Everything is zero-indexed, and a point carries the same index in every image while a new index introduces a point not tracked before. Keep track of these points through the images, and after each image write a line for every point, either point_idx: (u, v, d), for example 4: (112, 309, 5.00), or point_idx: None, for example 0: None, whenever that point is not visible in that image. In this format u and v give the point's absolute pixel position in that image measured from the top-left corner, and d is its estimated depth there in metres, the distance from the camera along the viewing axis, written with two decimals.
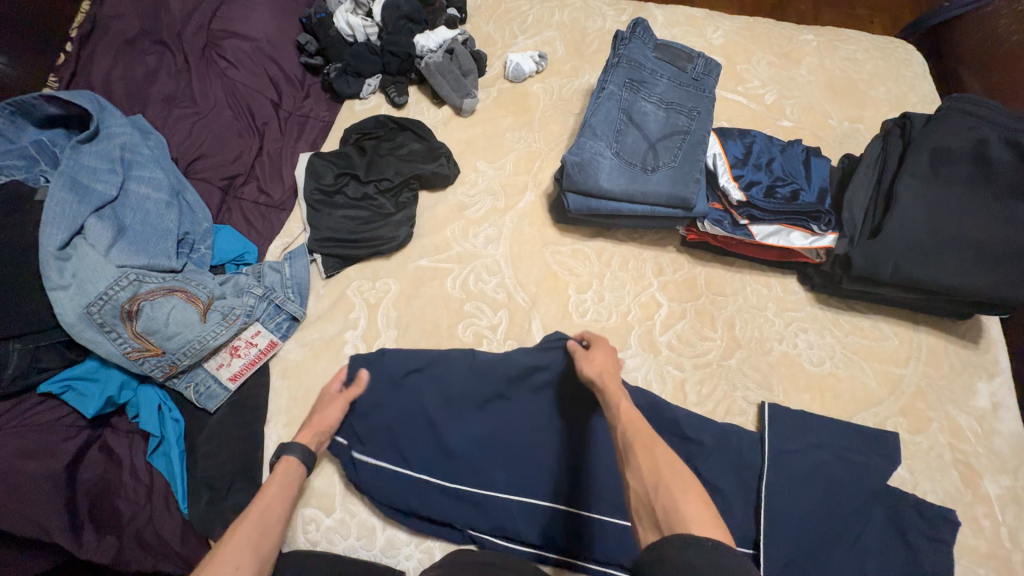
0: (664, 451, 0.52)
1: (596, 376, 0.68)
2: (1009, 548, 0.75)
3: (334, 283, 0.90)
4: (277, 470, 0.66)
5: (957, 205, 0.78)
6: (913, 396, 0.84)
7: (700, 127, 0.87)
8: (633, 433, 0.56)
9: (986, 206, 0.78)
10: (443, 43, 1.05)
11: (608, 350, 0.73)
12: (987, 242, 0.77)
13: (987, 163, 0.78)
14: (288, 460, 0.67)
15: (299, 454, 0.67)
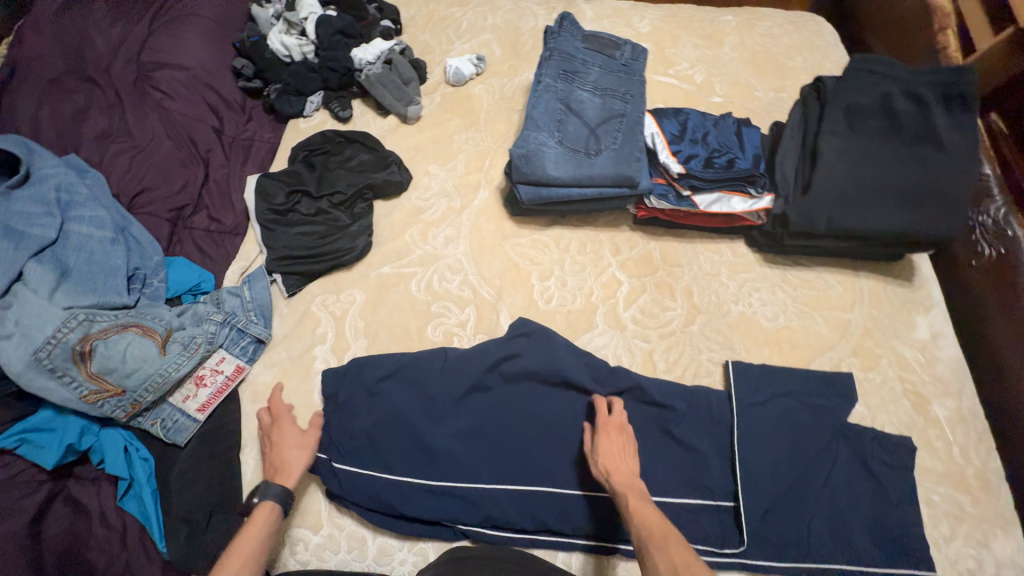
0: (683, 554, 0.57)
1: (603, 467, 0.71)
2: (960, 463, 0.81)
3: (297, 301, 0.90)
4: (256, 512, 0.65)
5: (875, 155, 0.85)
6: (862, 337, 0.90)
7: (635, 109, 0.91)
8: (650, 534, 0.60)
9: (900, 154, 0.85)
10: (380, 54, 1.06)
11: (615, 434, 0.74)
12: (904, 186, 0.83)
13: (894, 114, 0.85)
14: (268, 502, 0.66)
15: (276, 493, 0.67)
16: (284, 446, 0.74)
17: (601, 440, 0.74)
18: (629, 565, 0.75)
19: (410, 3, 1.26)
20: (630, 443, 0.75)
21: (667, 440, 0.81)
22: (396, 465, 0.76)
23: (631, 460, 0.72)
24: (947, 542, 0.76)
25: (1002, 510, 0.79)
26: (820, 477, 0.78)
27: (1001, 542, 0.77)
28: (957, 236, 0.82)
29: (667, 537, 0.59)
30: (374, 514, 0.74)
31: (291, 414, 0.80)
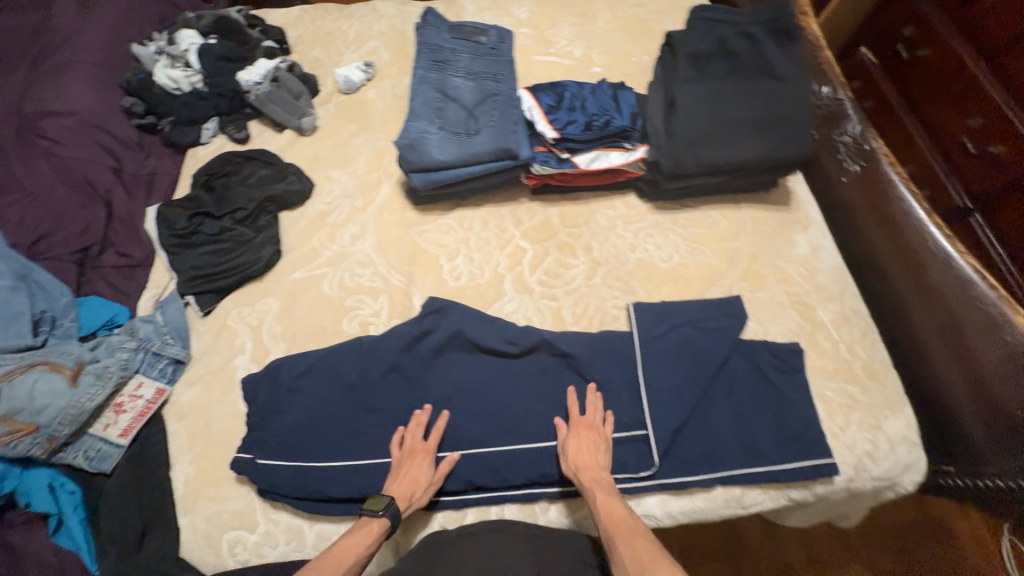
0: (644, 543, 0.64)
1: (575, 464, 0.76)
2: (847, 358, 0.88)
3: (213, 318, 0.92)
4: (369, 519, 0.70)
5: (726, 93, 0.91)
6: (749, 262, 0.97)
7: (507, 87, 0.98)
8: (616, 527, 0.67)
9: (748, 88, 0.91)
10: (265, 74, 1.10)
11: (589, 434, 0.79)
12: (756, 116, 0.90)
13: (735, 54, 0.93)
14: (383, 520, 0.70)
15: (392, 516, 0.70)
16: (415, 479, 0.75)
17: (573, 438, 0.79)
18: (559, 506, 0.80)
19: (298, 22, 1.31)
20: (602, 439, 0.79)
21: (579, 384, 0.86)
22: (322, 452, 0.79)
23: (599, 458, 0.77)
24: (844, 430, 0.83)
25: (890, 393, 0.86)
26: (722, 392, 0.85)
27: (892, 421, 0.84)
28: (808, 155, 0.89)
29: (629, 529, 0.66)
30: (307, 502, 0.77)
31: (215, 424, 0.83)
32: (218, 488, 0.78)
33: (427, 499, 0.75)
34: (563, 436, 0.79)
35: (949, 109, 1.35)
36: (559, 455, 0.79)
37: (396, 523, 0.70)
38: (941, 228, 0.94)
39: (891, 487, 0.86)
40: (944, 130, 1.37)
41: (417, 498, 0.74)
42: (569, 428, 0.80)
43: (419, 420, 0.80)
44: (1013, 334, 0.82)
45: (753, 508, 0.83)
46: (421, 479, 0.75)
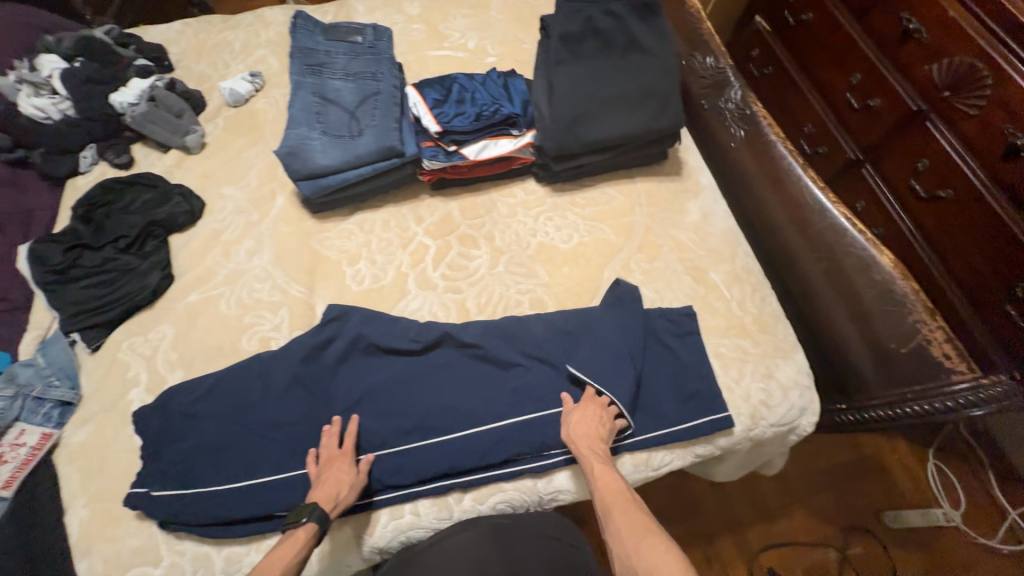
0: (636, 516, 0.69)
1: (574, 440, 0.79)
2: (739, 315, 0.93)
3: (103, 352, 0.88)
4: (293, 529, 0.69)
5: (596, 71, 0.95)
6: (644, 234, 1.00)
7: (386, 84, 0.99)
8: (610, 497, 0.72)
9: (617, 66, 0.96)
10: (141, 93, 1.07)
11: (596, 409, 0.81)
12: (627, 91, 0.94)
13: (603, 34, 0.97)
14: (309, 526, 0.69)
15: (317, 520, 0.69)
16: (338, 481, 0.75)
17: (576, 413, 0.82)
18: (474, 495, 0.81)
19: (180, 37, 1.26)
20: (602, 413, 0.81)
21: (486, 373, 0.87)
22: (224, 475, 0.77)
23: (601, 432, 0.79)
24: (738, 383, 0.87)
25: (781, 343, 0.91)
26: (624, 363, 0.87)
27: (783, 369, 0.89)
28: (681, 121, 0.95)
29: (624, 503, 0.71)
30: (212, 528, 0.75)
31: (111, 462, 0.80)
32: (116, 527, 0.75)
33: (354, 498, 0.75)
34: (567, 412, 0.82)
35: (833, 68, 1.40)
36: (561, 429, 0.82)
37: (324, 526, 0.70)
38: (815, 182, 1.01)
39: (792, 431, 0.91)
40: (832, 88, 1.42)
41: (344, 499, 0.73)
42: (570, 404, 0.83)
43: (333, 429, 0.79)
44: (880, 273, 0.89)
45: (664, 469, 0.86)
46: (342, 482, 0.74)
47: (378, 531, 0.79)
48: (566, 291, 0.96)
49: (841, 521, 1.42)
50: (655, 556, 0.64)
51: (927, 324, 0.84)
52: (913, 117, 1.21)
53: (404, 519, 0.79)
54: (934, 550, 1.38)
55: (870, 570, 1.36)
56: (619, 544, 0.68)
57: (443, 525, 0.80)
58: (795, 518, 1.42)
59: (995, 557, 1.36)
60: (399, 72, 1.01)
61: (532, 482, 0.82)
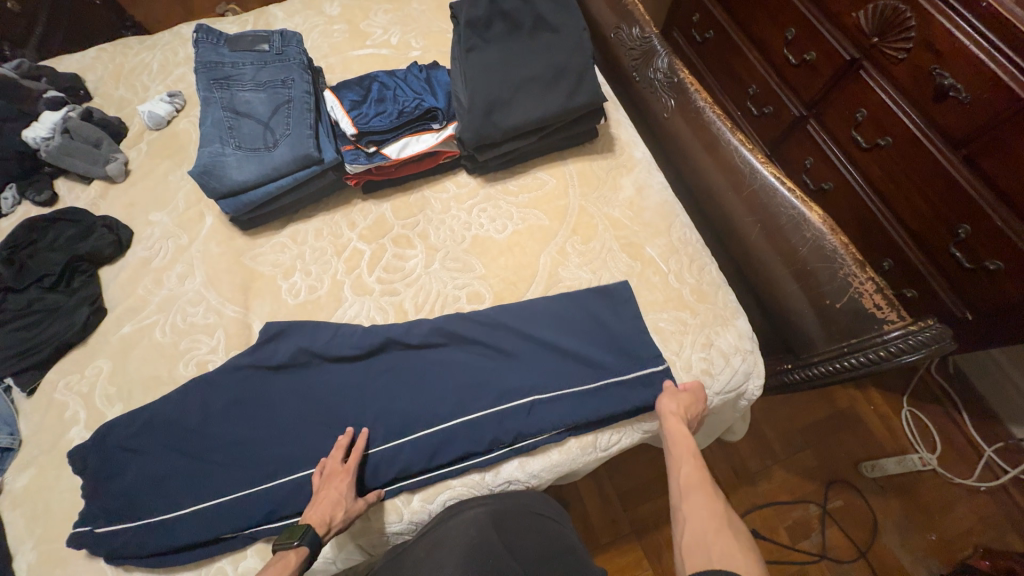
0: (713, 505, 0.66)
1: (670, 419, 0.78)
2: (677, 286, 0.92)
3: (40, 394, 0.87)
4: (285, 550, 0.68)
5: (507, 57, 0.96)
6: (579, 215, 0.99)
7: (298, 90, 0.98)
8: (686, 482, 0.70)
9: (528, 50, 0.97)
10: (53, 126, 1.04)
11: (692, 397, 0.81)
12: (539, 73, 0.95)
13: (509, 18, 0.97)
14: (301, 551, 0.68)
15: (309, 544, 0.68)
16: (331, 502, 0.72)
17: (678, 393, 0.81)
18: (423, 497, 0.81)
19: (96, 64, 1.22)
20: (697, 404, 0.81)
21: (425, 373, 0.86)
22: (167, 504, 0.77)
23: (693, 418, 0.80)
24: (679, 354, 0.87)
25: (720, 310, 0.91)
26: (564, 348, 0.86)
27: (723, 336, 0.89)
28: (599, 97, 0.95)
29: (702, 493, 0.68)
30: (161, 558, 0.75)
31: (55, 503, 0.79)
32: (63, 567, 0.75)
33: (347, 521, 0.73)
34: (667, 390, 0.82)
35: (769, 23, 1.27)
36: (654, 403, 0.82)
37: (314, 550, 0.69)
38: (745, 145, 0.98)
39: (741, 396, 0.91)
40: (769, 43, 1.30)
41: (337, 523, 0.71)
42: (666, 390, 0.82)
43: (341, 446, 0.78)
44: (811, 231, 0.88)
45: (614, 448, 0.87)
46: (341, 500, 0.73)
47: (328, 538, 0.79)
48: (503, 281, 0.94)
49: (821, 477, 1.36)
50: (727, 546, 0.60)
51: (859, 278, 0.83)
52: (847, 68, 1.12)
53: (355, 527, 0.79)
54: (914, 498, 1.33)
55: (855, 525, 1.30)
56: (691, 525, 0.64)
57: (394, 528, 0.80)
58: (772, 479, 1.36)
59: (974, 499, 1.31)
60: (310, 76, 1.01)
61: (479, 477, 0.82)
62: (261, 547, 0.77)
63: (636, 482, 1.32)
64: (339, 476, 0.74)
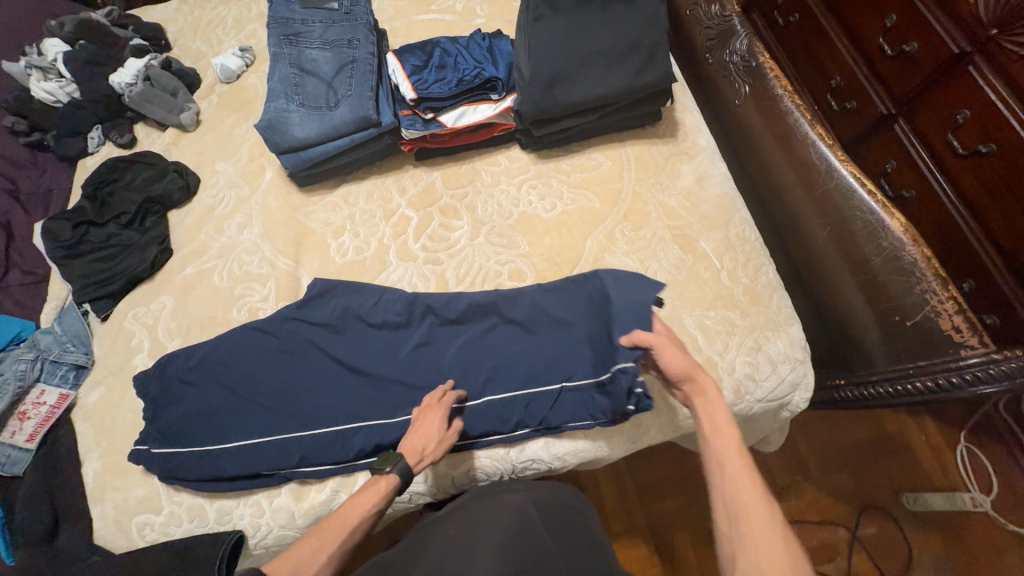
0: (767, 530, 0.56)
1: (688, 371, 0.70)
2: (729, 285, 0.88)
3: (111, 321, 0.95)
4: (379, 475, 0.71)
5: (575, 29, 0.92)
6: (632, 201, 0.95)
7: (363, 51, 0.98)
8: (734, 499, 0.59)
9: (598, 22, 0.92)
10: (137, 73, 1.11)
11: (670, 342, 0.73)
12: (607, 48, 0.90)
13: None
14: (392, 480, 0.71)
15: (400, 472, 0.71)
16: (427, 433, 0.75)
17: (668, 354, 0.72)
18: (447, 462, 0.83)
19: (177, 16, 1.27)
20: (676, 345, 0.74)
21: (460, 344, 0.86)
22: (213, 436, 0.82)
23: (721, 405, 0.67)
24: (723, 355, 0.83)
25: (772, 314, 0.86)
26: (596, 334, 0.83)
27: (773, 342, 0.84)
28: (668, 78, 0.90)
29: (753, 511, 0.57)
30: (204, 483, 0.81)
31: (119, 421, 0.87)
32: (123, 479, 0.83)
33: (437, 456, 0.75)
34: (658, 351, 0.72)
35: (864, 3, 1.06)
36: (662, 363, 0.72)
37: (405, 478, 0.72)
38: (825, 139, 0.89)
39: (783, 406, 0.87)
40: (856, 27, 1.09)
41: (428, 455, 0.74)
42: (651, 341, 0.73)
43: (442, 389, 0.79)
44: (889, 239, 0.80)
45: (642, 441, 0.86)
46: (435, 437, 0.75)
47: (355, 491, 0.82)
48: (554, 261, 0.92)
49: (856, 501, 1.29)
50: None
51: (937, 296, 0.75)
52: (953, 62, 0.93)
53: None
54: (958, 539, 1.23)
55: (886, 556, 1.23)
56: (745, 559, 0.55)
57: (418, 487, 0.82)
58: (802, 497, 1.30)
59: None
60: (375, 37, 1.01)
61: (504, 451, 0.83)
62: (295, 487, 0.82)
63: (656, 479, 1.31)
64: (434, 410, 0.77)
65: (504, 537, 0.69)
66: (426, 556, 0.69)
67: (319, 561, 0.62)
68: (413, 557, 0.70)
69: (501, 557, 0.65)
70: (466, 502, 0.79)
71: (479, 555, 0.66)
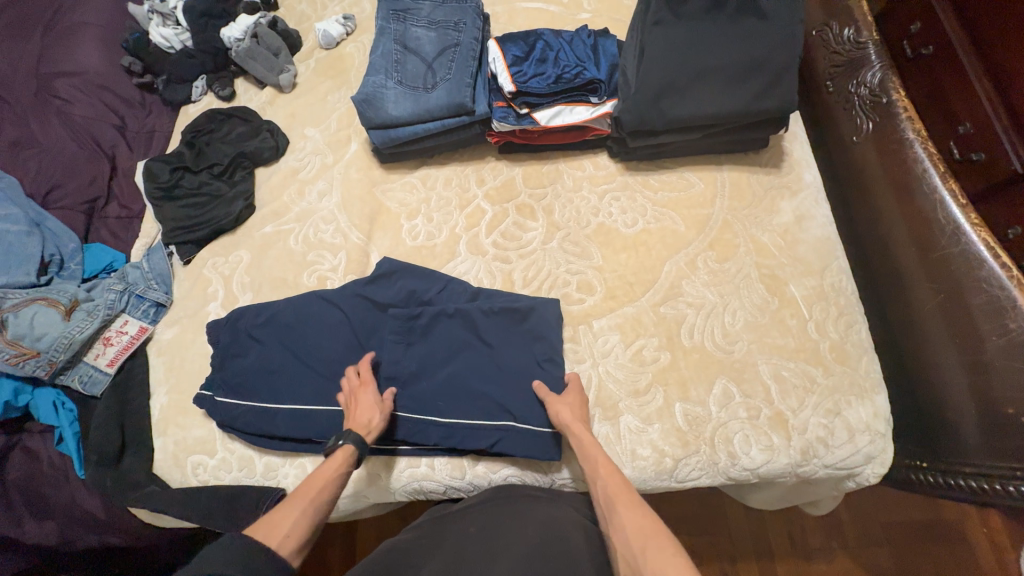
0: (612, 475, 0.66)
1: (570, 427, 0.72)
2: (816, 338, 0.81)
3: (192, 266, 1.00)
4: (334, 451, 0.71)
5: (698, 39, 0.85)
6: (720, 230, 0.89)
7: (468, 36, 0.96)
8: (590, 458, 0.69)
9: (724, 33, 0.85)
10: (246, 30, 1.14)
11: (574, 392, 0.78)
12: (729, 65, 0.84)
13: None
14: (348, 445, 0.70)
15: (353, 442, 0.70)
16: (367, 406, 0.75)
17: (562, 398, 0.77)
18: (488, 465, 0.83)
19: None
20: (580, 397, 0.78)
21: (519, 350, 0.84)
22: (269, 396, 0.84)
23: (585, 412, 0.76)
24: (796, 413, 0.78)
25: (859, 378, 0.79)
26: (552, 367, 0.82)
27: (855, 409, 0.78)
28: (790, 107, 0.83)
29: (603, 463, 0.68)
30: (258, 438, 0.84)
31: (189, 362, 0.92)
32: (185, 417, 0.88)
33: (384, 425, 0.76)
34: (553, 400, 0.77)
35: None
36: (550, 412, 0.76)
37: (358, 448, 0.71)
38: (957, 197, 0.79)
39: (851, 477, 0.80)
40: (1002, 65, 0.74)
41: (376, 425, 0.74)
42: (547, 396, 0.77)
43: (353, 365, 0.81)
44: (1017, 321, 0.70)
45: (688, 484, 0.79)
46: (375, 406, 0.76)
47: (394, 474, 0.82)
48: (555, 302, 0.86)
49: None
50: (631, 513, 0.60)
51: None
52: None
53: (420, 470, 0.82)
54: None
55: None
56: (607, 494, 0.63)
57: (454, 483, 0.82)
58: (833, 564, 1.22)
59: None
60: (482, 23, 0.99)
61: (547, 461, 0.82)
62: None
63: (681, 514, 1.26)
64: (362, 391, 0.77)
65: (530, 542, 0.65)
66: (443, 544, 0.68)
67: (303, 511, 0.62)
68: (434, 540, 0.70)
69: (519, 562, 0.61)
70: (494, 497, 0.77)
71: (499, 555, 0.63)
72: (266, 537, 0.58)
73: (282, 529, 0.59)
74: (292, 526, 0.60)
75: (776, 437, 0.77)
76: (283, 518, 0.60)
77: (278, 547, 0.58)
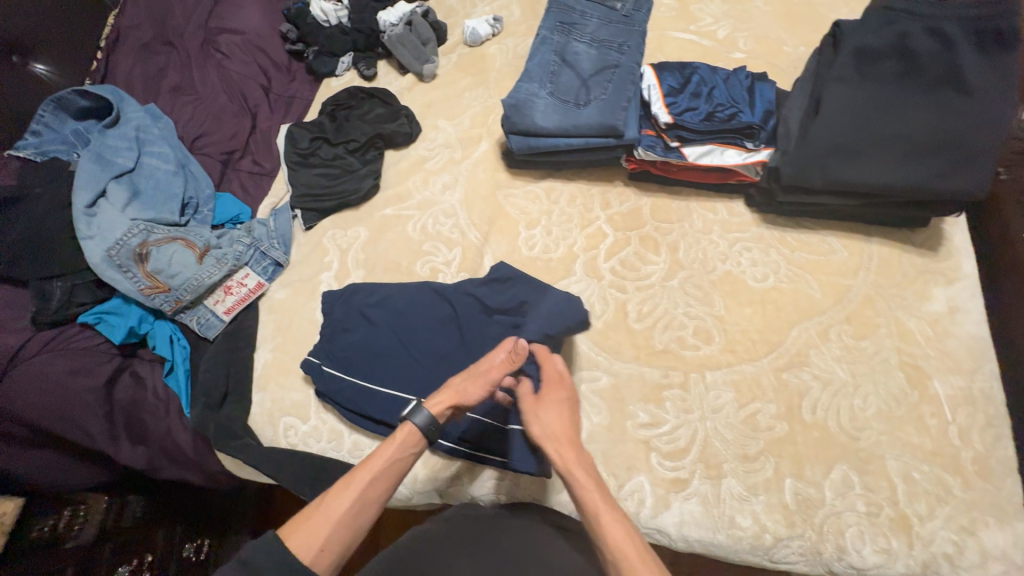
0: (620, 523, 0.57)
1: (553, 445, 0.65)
2: (958, 445, 0.74)
3: (312, 233, 1.03)
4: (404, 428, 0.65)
5: (882, 102, 0.80)
6: (860, 305, 0.84)
7: (627, 59, 0.95)
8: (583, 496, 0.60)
9: (914, 101, 0.80)
10: (401, 16, 1.17)
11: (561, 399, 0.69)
12: (913, 135, 0.78)
13: (913, 59, 0.80)
14: (411, 428, 0.64)
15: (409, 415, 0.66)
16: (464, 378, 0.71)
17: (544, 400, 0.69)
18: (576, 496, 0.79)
19: None
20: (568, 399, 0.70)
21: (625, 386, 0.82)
22: (370, 377, 0.85)
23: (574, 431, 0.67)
24: (924, 521, 0.71)
25: (1000, 499, 0.71)
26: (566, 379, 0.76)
27: (993, 533, 0.70)
28: (979, 193, 0.76)
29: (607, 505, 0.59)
30: (351, 415, 0.85)
31: (296, 325, 0.94)
32: (286, 378, 0.90)
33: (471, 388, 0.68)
34: (552, 403, 0.69)
35: None
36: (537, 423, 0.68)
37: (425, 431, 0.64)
38: None
39: None
40: None
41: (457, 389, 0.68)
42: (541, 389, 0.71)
43: None
44: None
45: (783, 566, 0.73)
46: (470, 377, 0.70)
47: (478, 482, 0.80)
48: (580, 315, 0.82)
49: None
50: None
51: None
52: None
53: (506, 484, 0.79)
54: None
55: None
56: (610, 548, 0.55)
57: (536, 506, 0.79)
58: None
59: None
60: (643, 48, 0.98)
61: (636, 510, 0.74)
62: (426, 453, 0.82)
63: None
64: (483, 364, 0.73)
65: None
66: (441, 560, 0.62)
67: (343, 514, 0.57)
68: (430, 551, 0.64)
69: None
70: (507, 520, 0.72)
71: None
72: (304, 548, 0.55)
73: (319, 538, 0.56)
74: (329, 538, 0.56)
75: (895, 541, 0.70)
76: (322, 524, 0.56)
77: (313, 560, 0.54)
